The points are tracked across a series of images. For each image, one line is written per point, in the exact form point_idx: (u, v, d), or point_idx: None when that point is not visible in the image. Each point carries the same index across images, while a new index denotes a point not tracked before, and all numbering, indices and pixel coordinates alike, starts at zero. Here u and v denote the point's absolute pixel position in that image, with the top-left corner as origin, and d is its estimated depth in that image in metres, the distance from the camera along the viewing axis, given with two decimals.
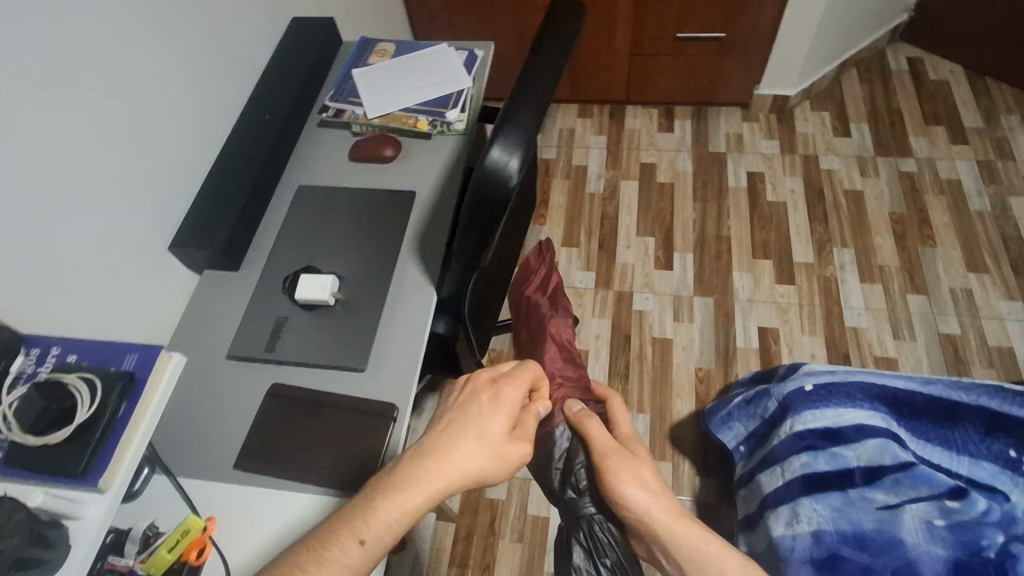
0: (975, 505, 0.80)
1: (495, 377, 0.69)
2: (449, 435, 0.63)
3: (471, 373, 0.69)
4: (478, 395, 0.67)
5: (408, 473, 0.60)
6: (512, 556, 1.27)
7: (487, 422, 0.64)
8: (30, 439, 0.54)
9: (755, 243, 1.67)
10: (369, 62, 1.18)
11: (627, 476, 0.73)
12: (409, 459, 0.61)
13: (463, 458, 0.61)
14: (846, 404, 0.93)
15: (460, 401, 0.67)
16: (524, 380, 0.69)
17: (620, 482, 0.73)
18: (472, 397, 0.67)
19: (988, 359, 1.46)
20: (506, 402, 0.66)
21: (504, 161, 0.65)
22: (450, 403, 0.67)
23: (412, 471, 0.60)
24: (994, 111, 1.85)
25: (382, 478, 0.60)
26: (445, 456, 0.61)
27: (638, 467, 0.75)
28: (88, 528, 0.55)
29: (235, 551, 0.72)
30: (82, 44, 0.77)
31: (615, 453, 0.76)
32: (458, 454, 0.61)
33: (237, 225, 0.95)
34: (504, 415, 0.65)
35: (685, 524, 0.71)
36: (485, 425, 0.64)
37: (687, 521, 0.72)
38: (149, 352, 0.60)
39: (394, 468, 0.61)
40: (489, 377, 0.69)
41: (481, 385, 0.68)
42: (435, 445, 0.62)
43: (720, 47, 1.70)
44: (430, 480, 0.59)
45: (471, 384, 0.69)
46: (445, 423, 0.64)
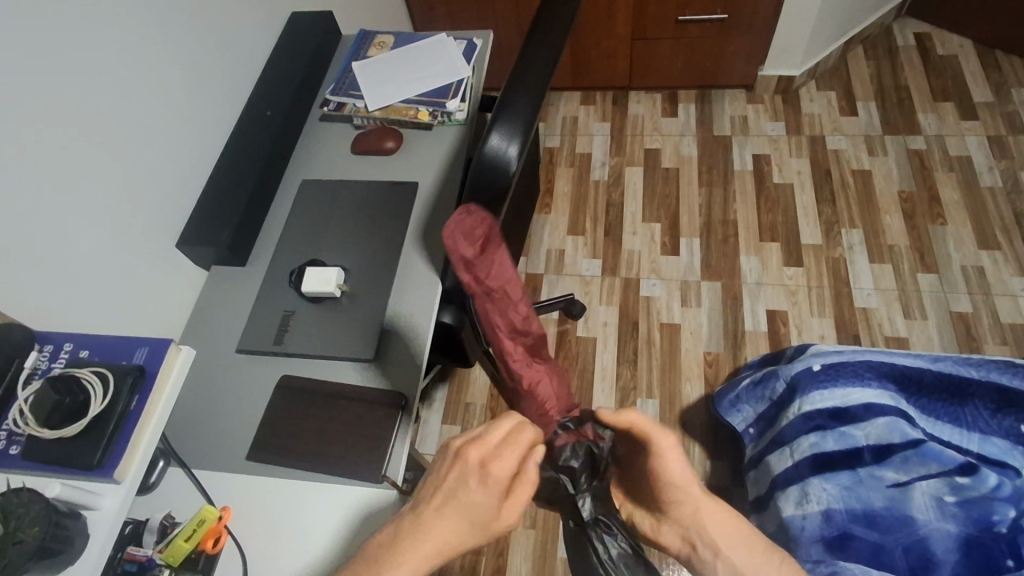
0: (986, 480, 0.80)
1: (483, 451, 0.57)
2: (436, 514, 0.55)
3: (458, 444, 0.57)
4: (468, 468, 0.56)
5: (389, 557, 0.53)
6: (526, 542, 1.28)
7: (475, 505, 0.55)
8: (46, 433, 0.55)
9: (762, 226, 1.66)
10: (368, 54, 1.18)
11: (668, 452, 0.66)
12: (391, 543, 0.54)
13: (446, 553, 0.54)
14: (854, 383, 0.93)
15: (444, 483, 0.56)
16: (516, 456, 0.57)
17: (663, 463, 0.65)
18: (458, 479, 0.56)
19: (1001, 336, 1.45)
20: (493, 485, 0.55)
21: (502, 148, 0.65)
22: (437, 478, 0.57)
23: (394, 556, 0.53)
24: (1005, 85, 1.82)
25: (367, 550, 0.55)
26: (432, 543, 0.54)
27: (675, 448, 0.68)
28: (103, 520, 0.57)
29: (251, 541, 0.74)
30: (83, 46, 0.78)
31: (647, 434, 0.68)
32: (439, 549, 0.54)
33: (243, 221, 0.96)
34: (493, 495, 0.55)
35: (721, 507, 0.64)
36: (471, 511, 0.55)
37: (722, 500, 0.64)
38: (158, 346, 0.61)
39: (381, 544, 0.55)
40: (478, 456, 0.56)
41: (466, 466, 0.56)
42: (420, 526, 0.54)
43: (723, 29, 1.69)
44: (412, 563, 0.53)
45: (455, 461, 0.57)
46: (425, 509, 0.55)
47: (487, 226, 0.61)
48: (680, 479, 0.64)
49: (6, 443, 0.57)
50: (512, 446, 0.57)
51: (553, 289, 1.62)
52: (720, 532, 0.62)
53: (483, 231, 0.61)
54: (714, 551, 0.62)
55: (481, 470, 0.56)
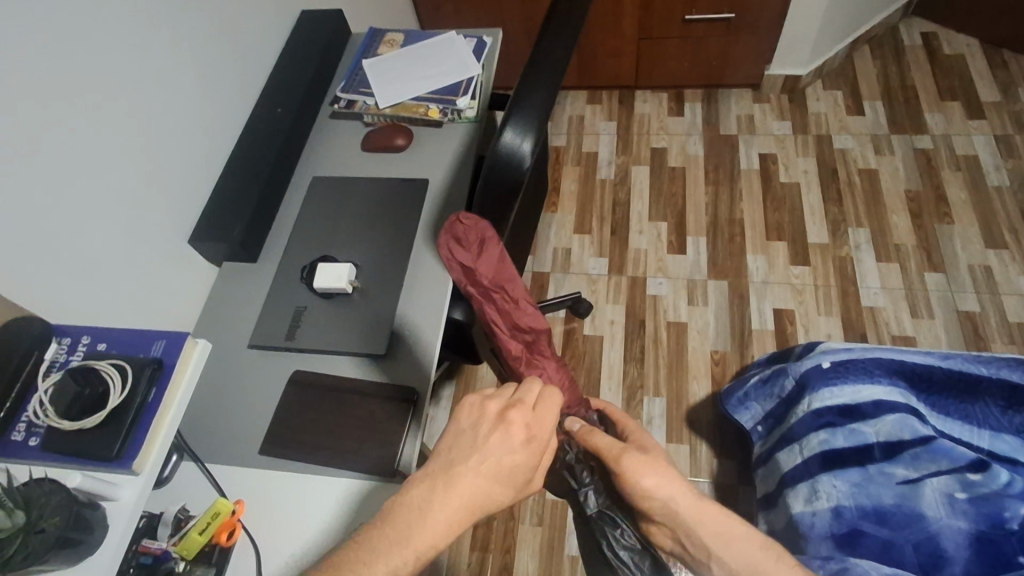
0: (997, 477, 0.80)
1: (526, 415, 0.59)
2: (474, 474, 0.56)
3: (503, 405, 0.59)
4: (508, 430, 0.58)
5: (425, 512, 0.54)
6: (533, 539, 1.29)
7: (514, 465, 0.57)
8: (66, 424, 0.56)
9: (768, 224, 1.66)
10: (378, 52, 1.19)
11: (645, 468, 0.64)
12: (426, 500, 0.54)
13: (481, 510, 0.55)
14: (864, 380, 0.93)
15: (486, 441, 0.58)
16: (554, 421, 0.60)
17: (640, 481, 0.64)
18: (501, 438, 0.58)
19: (1009, 336, 1.44)
20: (533, 447, 0.58)
21: (516, 144, 0.66)
22: (477, 434, 0.58)
23: (429, 512, 0.54)
24: (1012, 85, 1.81)
25: (395, 511, 0.54)
26: (470, 499, 0.55)
27: (655, 459, 0.66)
28: (122, 508, 0.58)
29: (264, 534, 0.74)
30: (97, 42, 0.78)
31: (625, 448, 0.66)
32: (475, 507, 0.55)
33: (254, 217, 0.96)
34: (531, 458, 0.58)
35: (711, 510, 0.63)
36: (510, 471, 0.57)
37: (710, 505, 0.63)
38: (174, 338, 0.61)
39: (410, 506, 0.54)
40: (523, 420, 0.59)
41: (511, 425, 0.58)
42: (457, 486, 0.55)
43: (730, 28, 1.69)
44: (449, 523, 0.54)
45: (500, 420, 0.59)
46: (465, 464, 0.56)
47: (479, 229, 0.72)
48: (659, 497, 0.64)
49: (24, 436, 0.58)
50: (548, 412, 0.60)
51: (559, 287, 1.62)
52: (711, 539, 0.63)
53: (477, 234, 0.73)
54: (707, 552, 0.64)
55: (525, 430, 0.59)
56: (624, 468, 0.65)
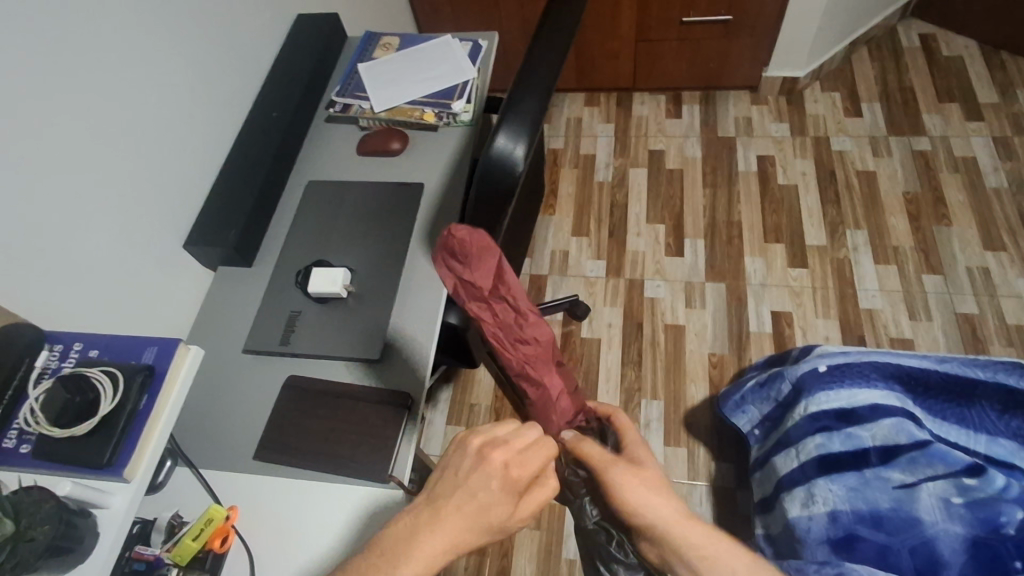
0: (993, 481, 0.79)
1: (507, 454, 0.58)
2: (454, 512, 0.55)
3: (484, 444, 0.58)
4: (489, 469, 0.57)
5: (405, 548, 0.53)
6: (530, 543, 1.28)
7: (495, 505, 0.56)
8: (57, 432, 0.56)
9: (766, 227, 1.66)
10: (374, 56, 1.19)
11: (634, 483, 0.65)
12: (405, 537, 0.54)
13: (461, 546, 0.55)
14: (860, 383, 0.93)
15: (467, 479, 0.57)
16: (538, 464, 0.58)
17: (626, 495, 0.65)
18: (482, 477, 0.57)
19: (1007, 338, 1.44)
20: (514, 487, 0.57)
21: (509, 148, 0.65)
22: (459, 472, 0.57)
23: (409, 546, 0.53)
24: (1011, 86, 1.81)
25: (377, 548, 0.54)
26: (450, 536, 0.54)
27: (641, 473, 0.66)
28: (113, 516, 0.57)
29: (258, 540, 0.74)
30: (90, 48, 0.78)
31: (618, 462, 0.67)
32: (455, 544, 0.54)
33: (249, 221, 0.96)
34: (511, 496, 0.57)
35: (696, 526, 0.63)
36: (491, 510, 0.56)
37: (692, 520, 0.63)
38: (166, 345, 0.61)
39: (391, 542, 0.54)
40: (503, 457, 0.57)
41: (491, 465, 0.57)
42: (437, 524, 0.54)
43: (727, 30, 1.69)
44: (428, 562, 0.53)
45: (480, 459, 0.57)
46: (446, 500, 0.56)
47: (485, 246, 0.53)
48: (646, 510, 0.63)
49: (16, 444, 0.57)
50: (531, 454, 0.58)
51: (557, 289, 1.62)
52: (694, 557, 0.61)
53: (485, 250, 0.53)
54: (692, 573, 0.62)
55: (506, 471, 0.57)
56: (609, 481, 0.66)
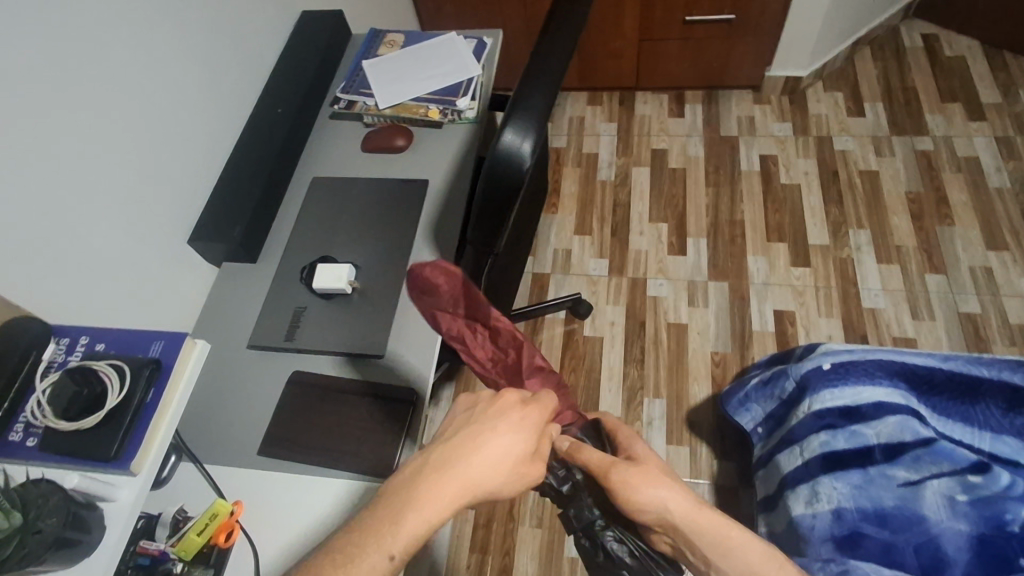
0: (998, 479, 0.80)
1: (519, 395, 0.60)
2: (467, 448, 0.55)
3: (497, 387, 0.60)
4: (502, 409, 0.58)
5: (423, 483, 0.53)
6: (532, 541, 1.28)
7: (512, 442, 0.56)
8: (64, 425, 0.56)
9: (769, 226, 1.66)
10: (378, 53, 1.19)
11: (642, 480, 0.64)
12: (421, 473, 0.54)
13: (480, 484, 0.54)
14: (865, 381, 0.93)
15: (482, 416, 0.58)
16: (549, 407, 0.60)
17: (633, 494, 0.63)
18: (497, 414, 0.58)
19: (1010, 337, 1.44)
20: (529, 424, 0.58)
21: (516, 144, 0.65)
22: (472, 413, 0.59)
23: (426, 482, 0.53)
24: (1013, 86, 1.81)
25: (390, 490, 0.54)
26: (468, 472, 0.54)
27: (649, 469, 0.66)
28: (120, 509, 0.58)
29: (262, 535, 0.74)
30: (96, 43, 0.78)
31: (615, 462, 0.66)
32: (474, 481, 0.54)
33: (254, 217, 0.96)
34: (527, 434, 0.57)
35: (707, 514, 0.62)
36: (509, 447, 0.56)
37: (709, 509, 0.63)
38: (173, 339, 0.61)
39: (405, 481, 0.54)
40: (515, 396, 0.60)
41: (504, 404, 0.59)
42: (450, 459, 0.54)
43: (730, 29, 1.69)
44: (443, 496, 0.53)
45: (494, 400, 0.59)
46: (461, 435, 0.56)
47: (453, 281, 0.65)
48: (659, 503, 0.63)
49: (23, 437, 0.57)
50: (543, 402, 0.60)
51: (559, 288, 1.62)
52: (708, 547, 0.62)
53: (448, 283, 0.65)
54: (705, 560, 0.63)
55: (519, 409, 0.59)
56: (613, 480, 0.65)
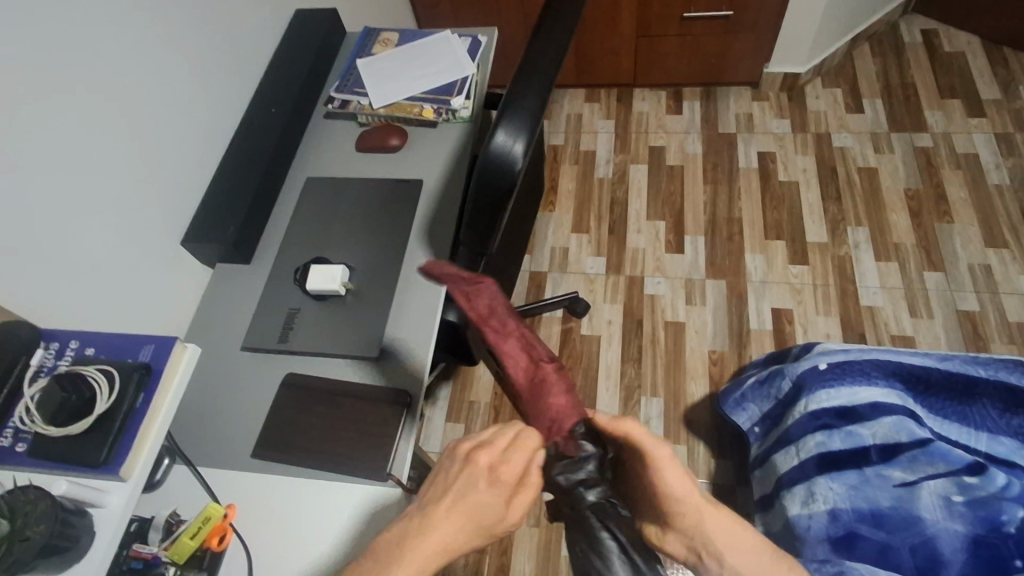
0: (994, 480, 0.79)
1: (492, 456, 0.58)
2: (442, 515, 0.55)
3: (471, 446, 0.58)
4: (477, 470, 0.57)
5: (398, 553, 0.54)
6: (530, 540, 1.28)
7: (483, 505, 0.56)
8: (53, 430, 0.55)
9: (767, 223, 1.65)
10: (373, 52, 1.18)
11: (675, 468, 0.62)
12: (398, 542, 0.55)
13: (451, 547, 0.55)
14: (861, 381, 0.93)
15: (455, 483, 0.57)
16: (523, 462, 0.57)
17: (669, 481, 0.61)
18: (468, 479, 0.57)
19: (1008, 335, 1.44)
20: (502, 485, 0.56)
21: (508, 145, 0.65)
22: (447, 478, 0.58)
23: (401, 550, 0.54)
24: (1013, 82, 1.81)
25: (376, 548, 0.55)
26: (440, 538, 0.54)
27: (673, 462, 0.65)
28: (109, 515, 0.57)
29: (256, 538, 0.73)
30: (87, 43, 0.78)
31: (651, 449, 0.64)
32: (446, 543, 0.54)
33: (248, 218, 0.96)
34: (501, 497, 0.56)
35: (723, 514, 0.64)
36: (481, 510, 0.56)
37: (722, 510, 0.64)
38: (163, 343, 0.61)
39: (389, 544, 0.55)
40: (488, 460, 0.57)
41: (476, 469, 0.57)
42: (428, 526, 0.55)
43: (728, 25, 1.68)
44: (420, 563, 0.53)
45: (467, 466, 0.58)
46: (436, 505, 0.56)
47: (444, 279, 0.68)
48: (687, 496, 0.62)
49: (12, 441, 0.57)
50: (520, 452, 0.58)
51: (556, 287, 1.61)
52: (723, 544, 0.64)
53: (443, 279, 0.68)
54: (716, 558, 0.65)
55: (491, 472, 0.57)
56: (652, 467, 0.62)
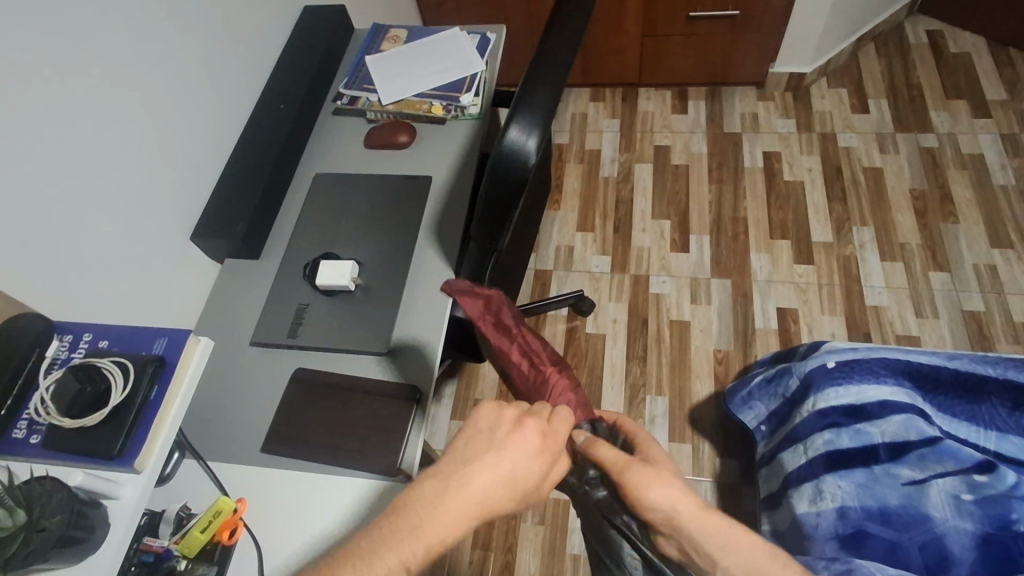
0: (1004, 479, 0.79)
1: (541, 426, 0.59)
2: (487, 472, 0.55)
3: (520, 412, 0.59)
4: (525, 436, 0.57)
5: (440, 504, 0.52)
6: (535, 537, 1.28)
7: (528, 470, 0.56)
8: (67, 421, 0.55)
9: (772, 223, 1.65)
10: (381, 49, 1.18)
11: (654, 478, 0.61)
12: (441, 493, 0.53)
13: (492, 506, 0.54)
14: (870, 379, 0.92)
15: (502, 442, 0.57)
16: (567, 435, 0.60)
17: (642, 493, 0.61)
18: (517, 441, 0.57)
19: (1014, 336, 1.44)
20: (547, 453, 0.58)
21: (522, 141, 0.65)
22: (491, 437, 0.57)
23: (446, 501, 0.52)
24: (1018, 82, 1.80)
25: (408, 500, 0.53)
26: (485, 495, 0.54)
27: (661, 469, 0.63)
28: (124, 507, 0.57)
29: (266, 532, 0.74)
30: (98, 38, 0.78)
31: (633, 460, 0.64)
32: (488, 502, 0.54)
33: (257, 214, 0.96)
34: (541, 467, 0.57)
35: (714, 517, 0.59)
36: (525, 474, 0.56)
37: (714, 512, 0.59)
38: (177, 336, 0.61)
39: (422, 498, 0.53)
40: (538, 429, 0.58)
41: (527, 432, 0.58)
42: (471, 483, 0.54)
43: (734, 24, 1.68)
44: (458, 521, 0.52)
45: (515, 428, 0.58)
46: (482, 459, 0.55)
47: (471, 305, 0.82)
48: (664, 504, 0.60)
49: (26, 433, 0.57)
50: (564, 424, 0.61)
51: (561, 285, 1.62)
52: (711, 547, 0.58)
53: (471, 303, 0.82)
54: (711, 564, 0.59)
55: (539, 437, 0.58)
56: (626, 481, 0.62)
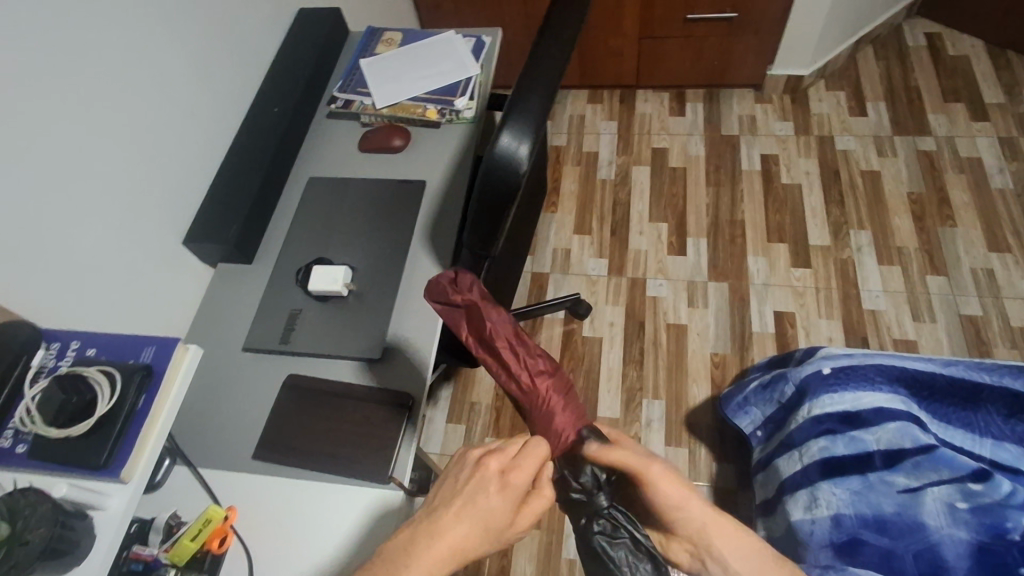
0: (999, 487, 0.78)
1: (503, 461, 0.59)
2: (452, 521, 0.56)
3: (481, 453, 0.60)
4: (485, 475, 0.58)
5: (408, 554, 0.54)
6: (530, 542, 1.28)
7: (494, 511, 0.56)
8: (53, 432, 0.55)
9: (769, 226, 1.65)
10: (376, 51, 1.18)
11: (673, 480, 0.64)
12: (409, 544, 0.55)
13: (461, 551, 0.55)
14: (865, 387, 0.92)
15: (465, 488, 0.58)
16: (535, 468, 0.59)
17: (666, 492, 0.63)
18: (479, 486, 0.58)
19: (1011, 341, 1.43)
20: (512, 490, 0.58)
21: (513, 148, 0.64)
22: (456, 485, 0.59)
23: (413, 551, 0.54)
24: (1017, 86, 1.80)
25: (384, 552, 0.55)
26: (451, 542, 0.55)
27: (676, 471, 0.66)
28: (111, 520, 0.57)
29: (256, 540, 0.73)
30: (89, 42, 0.77)
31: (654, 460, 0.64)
32: (457, 547, 0.55)
33: (250, 218, 0.95)
34: (509, 502, 0.57)
35: (726, 521, 0.64)
36: (490, 515, 0.56)
37: (726, 518, 0.64)
38: (165, 344, 0.60)
39: (397, 548, 0.55)
40: (499, 465, 0.59)
41: (488, 475, 0.58)
42: (436, 533, 0.55)
43: (732, 27, 1.68)
44: (428, 567, 0.54)
45: (478, 472, 0.59)
46: (445, 508, 0.57)
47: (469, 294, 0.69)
48: (685, 509, 0.64)
49: (13, 443, 0.57)
50: (531, 458, 0.59)
51: (558, 288, 1.61)
52: (723, 548, 0.63)
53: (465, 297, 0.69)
54: (720, 564, 0.64)
55: (501, 478, 0.58)
56: (648, 479, 0.63)
